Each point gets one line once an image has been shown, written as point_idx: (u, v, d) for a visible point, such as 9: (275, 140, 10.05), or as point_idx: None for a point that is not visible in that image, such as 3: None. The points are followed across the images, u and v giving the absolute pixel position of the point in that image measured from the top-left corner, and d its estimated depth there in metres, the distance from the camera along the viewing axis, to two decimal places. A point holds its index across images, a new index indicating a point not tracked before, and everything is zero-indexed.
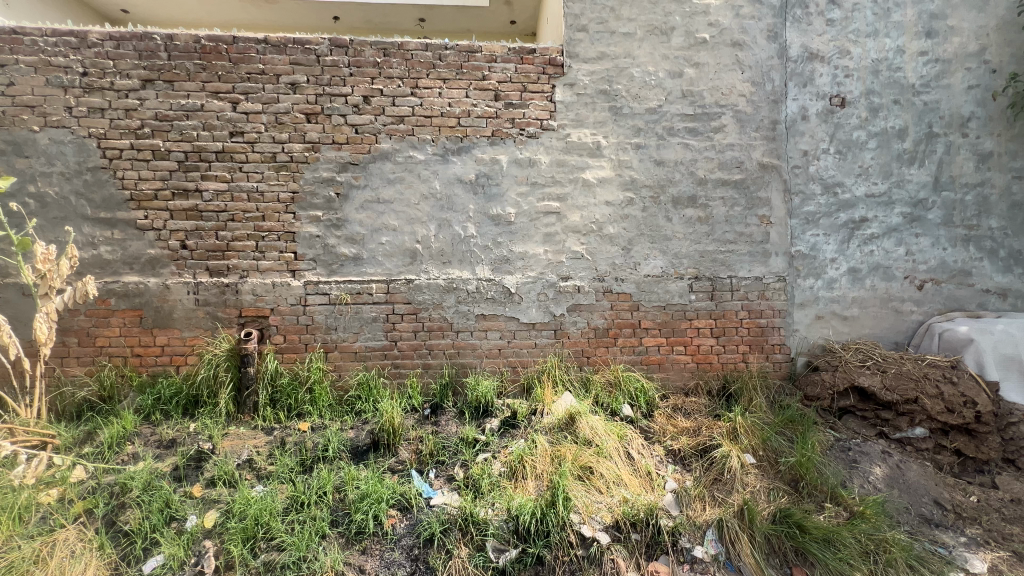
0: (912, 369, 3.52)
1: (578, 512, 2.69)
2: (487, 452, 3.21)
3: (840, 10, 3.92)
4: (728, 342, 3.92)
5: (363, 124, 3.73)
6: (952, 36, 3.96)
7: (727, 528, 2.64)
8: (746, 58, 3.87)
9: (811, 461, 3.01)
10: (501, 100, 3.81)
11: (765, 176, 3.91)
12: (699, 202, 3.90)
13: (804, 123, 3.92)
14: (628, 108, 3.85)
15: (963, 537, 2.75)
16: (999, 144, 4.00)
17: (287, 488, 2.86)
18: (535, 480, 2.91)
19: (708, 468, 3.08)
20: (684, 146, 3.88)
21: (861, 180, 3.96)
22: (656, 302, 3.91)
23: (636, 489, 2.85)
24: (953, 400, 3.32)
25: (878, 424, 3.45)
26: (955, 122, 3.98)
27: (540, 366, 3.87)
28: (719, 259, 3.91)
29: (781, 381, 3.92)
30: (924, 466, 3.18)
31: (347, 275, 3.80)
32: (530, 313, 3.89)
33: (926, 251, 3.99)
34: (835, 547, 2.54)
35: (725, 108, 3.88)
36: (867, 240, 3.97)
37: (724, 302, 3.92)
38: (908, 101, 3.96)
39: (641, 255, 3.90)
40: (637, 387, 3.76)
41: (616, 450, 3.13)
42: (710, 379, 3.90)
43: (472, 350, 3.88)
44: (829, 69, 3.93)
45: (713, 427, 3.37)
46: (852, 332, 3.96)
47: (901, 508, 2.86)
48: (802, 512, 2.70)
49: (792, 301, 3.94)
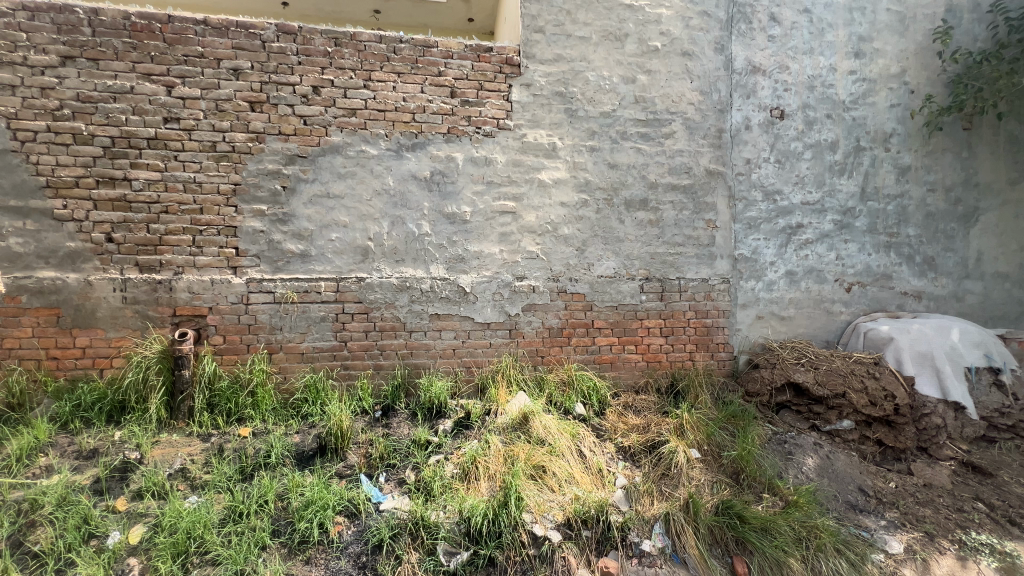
0: (841, 365, 3.75)
1: (530, 511, 2.69)
2: (440, 454, 3.16)
3: (780, 27, 4.15)
4: (676, 341, 4.06)
5: (312, 116, 3.59)
6: (878, 58, 4.28)
7: (674, 522, 2.72)
8: (695, 68, 4.03)
9: (751, 454, 3.16)
10: (457, 98, 3.77)
11: (711, 183, 4.08)
12: (650, 205, 4.01)
13: (747, 133, 4.13)
14: (583, 110, 3.91)
15: (883, 521, 2.95)
16: (917, 158, 4.36)
17: (224, 499, 2.70)
18: (487, 480, 2.88)
19: (656, 463, 3.16)
20: (637, 150, 3.98)
21: (798, 188, 4.21)
22: (608, 302, 3.99)
23: (587, 486, 2.89)
24: (875, 394, 3.56)
25: (810, 418, 3.65)
26: (879, 137, 4.30)
27: (494, 366, 3.86)
28: (668, 261, 4.05)
29: (724, 378, 4.10)
30: (850, 456, 3.39)
31: (293, 273, 3.63)
32: (485, 312, 3.86)
33: (854, 256, 4.30)
34: (771, 535, 2.68)
35: (675, 115, 4.01)
36: (803, 245, 4.22)
37: (672, 302, 4.05)
38: (839, 116, 4.25)
39: (595, 256, 3.97)
40: (590, 386, 3.82)
41: (568, 448, 3.16)
42: (659, 376, 4.03)
43: (426, 350, 3.81)
44: (770, 82, 4.15)
45: (662, 423, 3.47)
46: (788, 331, 4.21)
47: (830, 495, 3.05)
48: (742, 503, 2.83)
49: (734, 302, 4.13)
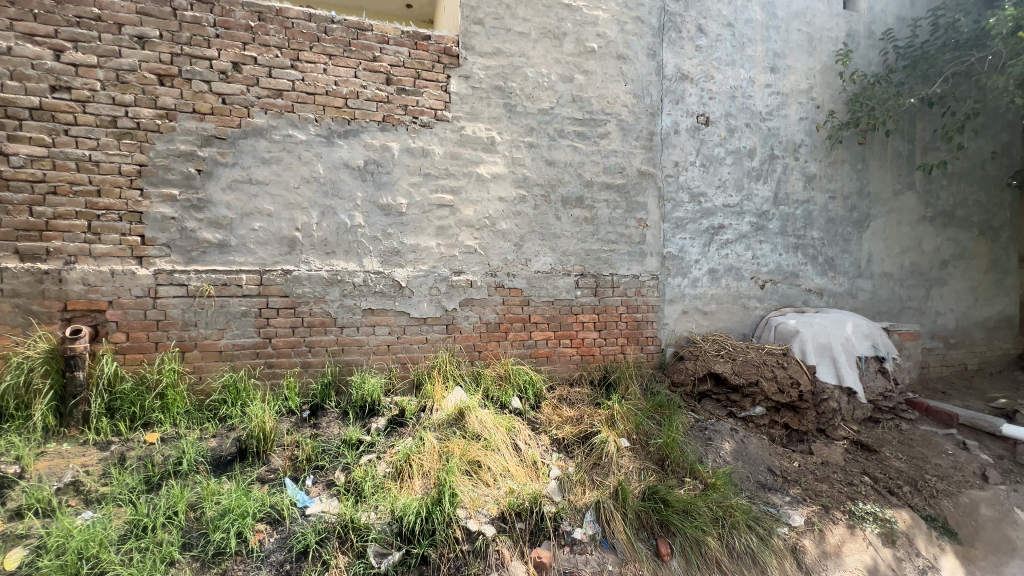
0: (755, 356, 4.05)
1: (464, 507, 2.67)
2: (372, 453, 3.06)
3: (706, 39, 4.40)
4: (609, 335, 4.21)
5: (231, 94, 3.32)
6: (790, 74, 4.66)
7: (604, 509, 2.81)
8: (629, 71, 4.17)
9: (675, 441, 3.33)
10: (393, 85, 3.65)
11: (643, 183, 4.25)
12: (585, 203, 4.12)
13: (676, 137, 4.34)
14: (522, 106, 3.93)
15: (787, 497, 3.21)
16: (821, 168, 4.80)
17: (125, 513, 2.44)
18: (422, 478, 2.83)
19: (588, 453, 3.26)
20: (573, 149, 4.06)
21: (719, 192, 4.50)
22: (545, 297, 4.05)
23: (521, 479, 2.92)
24: (783, 382, 3.87)
25: (728, 405, 3.91)
26: (790, 147, 4.69)
27: (431, 362, 3.79)
28: (602, 257, 4.18)
29: (652, 370, 4.31)
30: (761, 440, 3.67)
31: (210, 264, 3.35)
32: (421, 307, 3.78)
33: (767, 256, 4.67)
34: (692, 516, 2.83)
35: (610, 116, 4.14)
36: (724, 245, 4.52)
37: (606, 297, 4.20)
38: (757, 125, 4.59)
39: (533, 251, 4.02)
40: (526, 380, 3.86)
41: (503, 442, 3.18)
42: (593, 369, 4.15)
43: (358, 347, 3.67)
44: (696, 90, 4.39)
45: (594, 415, 3.58)
46: (710, 325, 4.50)
47: (743, 476, 3.29)
48: (666, 487, 2.97)
49: (663, 298, 4.35)
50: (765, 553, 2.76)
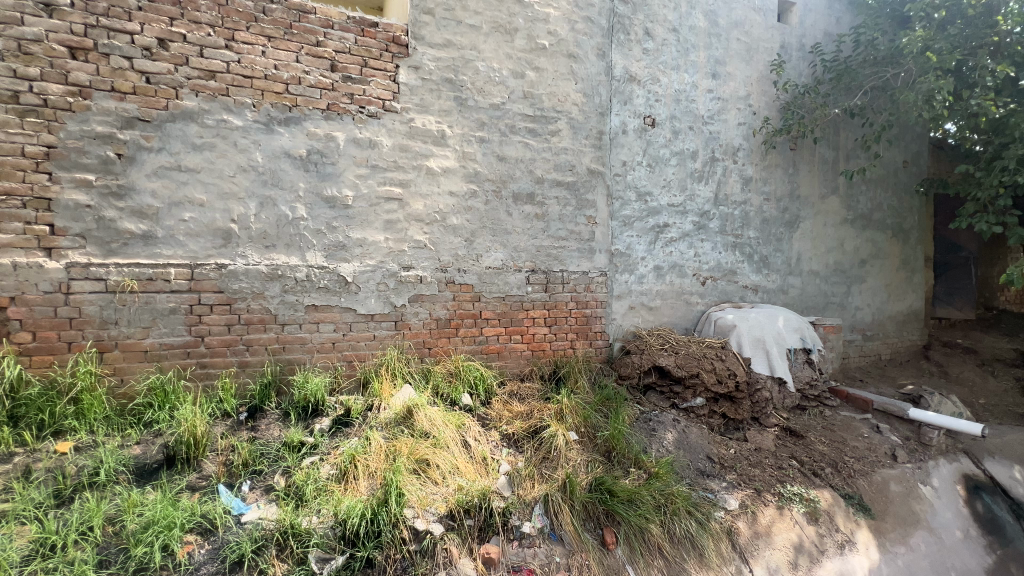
0: (696, 350, 4.22)
1: (412, 507, 2.62)
2: (315, 455, 2.94)
3: (653, 42, 4.54)
4: (559, 331, 4.28)
5: (157, 73, 3.07)
6: (729, 81, 4.90)
7: (552, 502, 2.84)
8: (579, 70, 4.23)
9: (621, 433, 3.42)
10: (338, 72, 3.51)
11: (592, 181, 4.33)
12: (536, 199, 4.14)
13: (624, 137, 4.45)
14: (473, 100, 3.89)
15: (724, 482, 3.38)
16: (757, 171, 5.08)
17: (30, 531, 2.20)
18: (367, 479, 2.75)
19: (538, 447, 3.29)
20: (524, 145, 4.07)
21: (665, 191, 4.66)
22: (496, 293, 4.05)
23: (471, 476, 2.90)
24: (721, 374, 4.06)
25: (671, 397, 4.07)
26: (729, 151, 4.93)
27: (378, 360, 3.69)
28: (553, 254, 4.22)
29: (601, 364, 4.43)
30: (701, 429, 3.84)
31: (132, 257, 3.09)
32: (368, 303, 3.67)
33: (708, 254, 4.89)
34: (636, 505, 2.91)
35: (561, 114, 4.18)
36: (668, 243, 4.70)
37: (556, 293, 4.25)
38: (699, 129, 4.78)
39: (483, 247, 3.99)
40: (477, 376, 3.84)
41: (453, 439, 3.15)
42: (543, 364, 4.20)
43: (301, 345, 3.51)
44: (643, 92, 4.52)
45: (544, 409, 3.62)
46: (655, 321, 4.67)
47: (684, 464, 3.42)
48: (612, 478, 3.04)
49: (611, 294, 4.46)
50: (703, 537, 2.89)
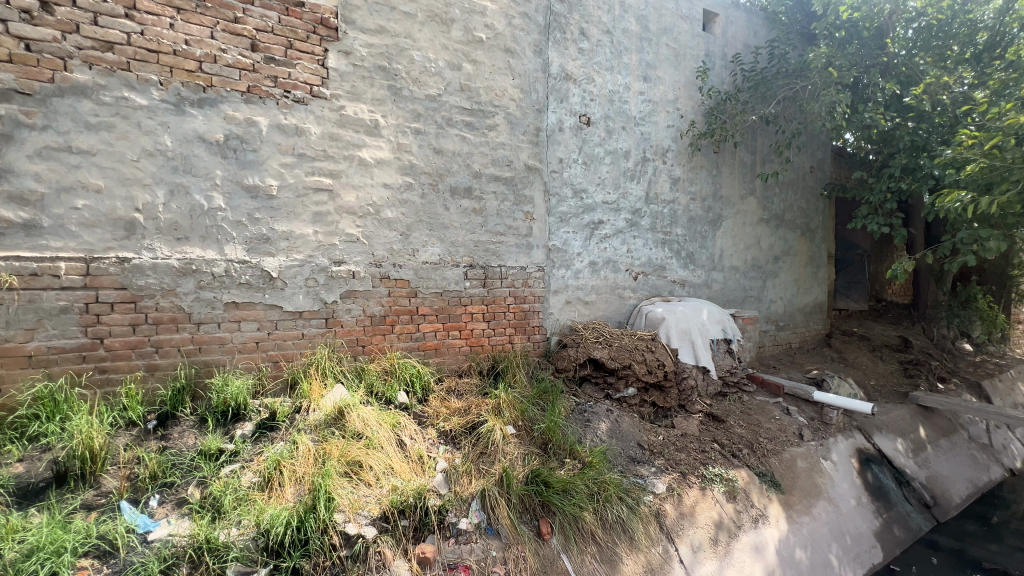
0: (628, 342, 4.39)
1: (342, 511, 2.52)
2: (235, 463, 2.74)
3: (588, 42, 4.64)
4: (497, 326, 4.29)
5: (40, 41, 2.71)
6: (659, 84, 5.12)
7: (489, 497, 2.84)
8: (517, 66, 4.23)
9: (557, 425, 3.48)
10: (259, 53, 3.28)
11: (530, 177, 4.37)
12: (474, 194, 4.11)
13: (560, 134, 4.52)
14: (408, 91, 3.78)
15: (653, 468, 3.54)
16: (685, 172, 5.36)
17: None
18: (294, 485, 2.61)
19: (476, 443, 3.27)
20: (461, 138, 4.02)
21: (599, 189, 4.80)
22: (433, 289, 3.98)
23: (406, 475, 2.83)
24: (651, 365, 4.24)
25: (605, 388, 4.21)
26: (659, 151, 5.16)
27: (307, 359, 3.50)
28: (491, 249, 4.22)
29: (538, 358, 4.50)
30: (633, 417, 3.99)
31: (11, 250, 2.71)
32: (296, 300, 3.47)
33: (640, 250, 5.11)
34: (570, 494, 2.98)
35: (498, 109, 4.17)
36: (603, 239, 4.84)
37: (494, 288, 4.26)
38: (631, 129, 4.96)
39: (420, 242, 3.91)
40: (413, 373, 3.75)
41: (387, 439, 3.06)
42: (481, 360, 4.20)
43: (220, 345, 3.26)
44: (579, 91, 4.61)
45: (481, 405, 3.61)
46: (590, 314, 4.81)
47: (617, 452, 3.55)
48: (548, 470, 3.09)
49: (548, 288, 4.54)
50: (633, 522, 3.00)
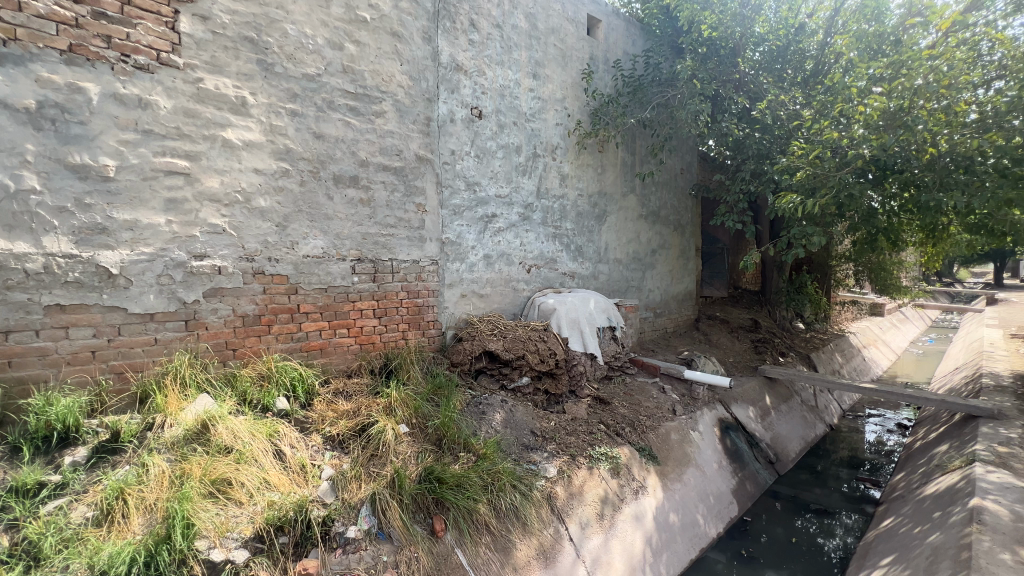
0: (522, 333, 4.48)
1: (206, 537, 2.24)
2: (62, 497, 2.30)
3: (478, 35, 4.61)
4: (389, 322, 4.13)
5: None
6: (548, 83, 5.28)
7: (379, 500, 2.71)
8: (404, 51, 4.07)
9: (452, 420, 3.44)
10: (85, 6, 2.75)
11: (421, 168, 4.25)
12: (360, 183, 3.88)
13: (452, 126, 4.45)
14: (281, 67, 3.44)
15: (545, 453, 3.67)
16: (573, 169, 5.61)
17: None
18: (143, 514, 2.27)
19: (365, 446, 3.11)
20: (345, 124, 3.77)
21: (492, 182, 4.83)
22: (316, 284, 3.69)
23: (285, 488, 2.61)
24: (544, 354, 4.38)
25: (500, 379, 4.27)
26: (549, 148, 5.34)
27: (162, 368, 3.04)
28: (381, 242, 4.03)
29: (434, 353, 4.42)
30: (527, 406, 4.10)
31: None
32: (145, 300, 2.99)
33: (532, 243, 5.26)
34: (464, 488, 2.97)
35: (386, 95, 3.98)
36: (496, 232, 4.89)
37: (385, 283, 4.08)
38: (522, 125, 5.06)
39: (299, 233, 3.59)
40: (295, 376, 3.45)
41: (262, 450, 2.78)
42: (372, 358, 4.01)
43: (39, 358, 2.69)
44: (470, 83, 4.58)
45: (372, 405, 3.43)
46: (485, 307, 4.84)
47: (510, 442, 3.61)
48: (442, 466, 3.04)
49: (442, 282, 4.47)
50: (526, 508, 3.08)
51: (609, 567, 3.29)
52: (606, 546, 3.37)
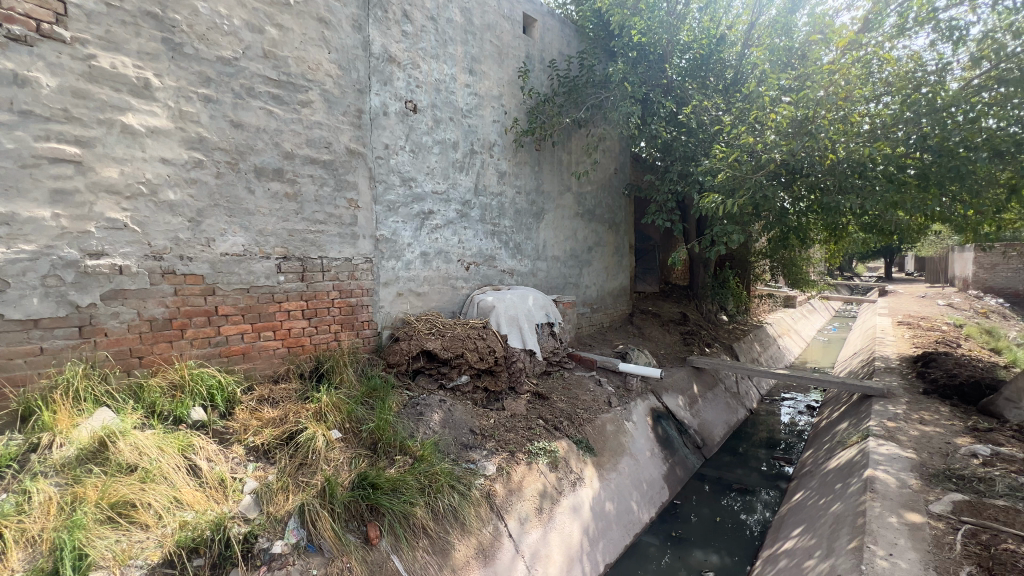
0: (460, 331, 4.42)
1: (104, 567, 2.01)
2: None
3: (412, 26, 4.49)
4: (319, 324, 3.93)
5: None
6: (484, 79, 5.26)
7: (308, 511, 2.57)
8: (332, 39, 3.88)
9: (388, 422, 3.34)
10: None
11: (353, 162, 4.07)
12: (285, 176, 3.65)
13: (385, 119, 4.30)
14: (192, 48, 3.15)
15: (485, 451, 3.65)
16: (510, 166, 5.63)
17: None
18: (24, 548, 2.00)
19: (293, 455, 2.94)
20: (267, 112, 3.52)
21: (429, 178, 4.73)
22: (236, 285, 3.43)
23: (201, 506, 2.40)
24: (483, 351, 4.36)
25: (438, 378, 4.20)
26: (486, 145, 5.31)
27: (49, 381, 2.70)
28: (309, 239, 3.83)
29: (369, 354, 4.28)
30: (466, 404, 4.05)
31: None
32: (28, 305, 2.63)
33: (471, 241, 5.22)
34: (400, 493, 2.89)
35: (312, 84, 3.77)
36: (433, 229, 4.80)
37: (314, 282, 3.88)
38: (459, 121, 5.00)
39: (216, 230, 3.32)
40: (213, 384, 3.19)
41: (173, 467, 2.54)
42: (302, 362, 3.80)
43: None
44: (404, 75, 4.44)
45: (300, 411, 3.24)
46: (423, 306, 4.75)
47: (449, 441, 3.56)
48: (377, 470, 2.94)
49: (377, 281, 4.32)
50: (464, 508, 3.04)
51: (548, 560, 3.34)
52: (545, 540, 3.41)
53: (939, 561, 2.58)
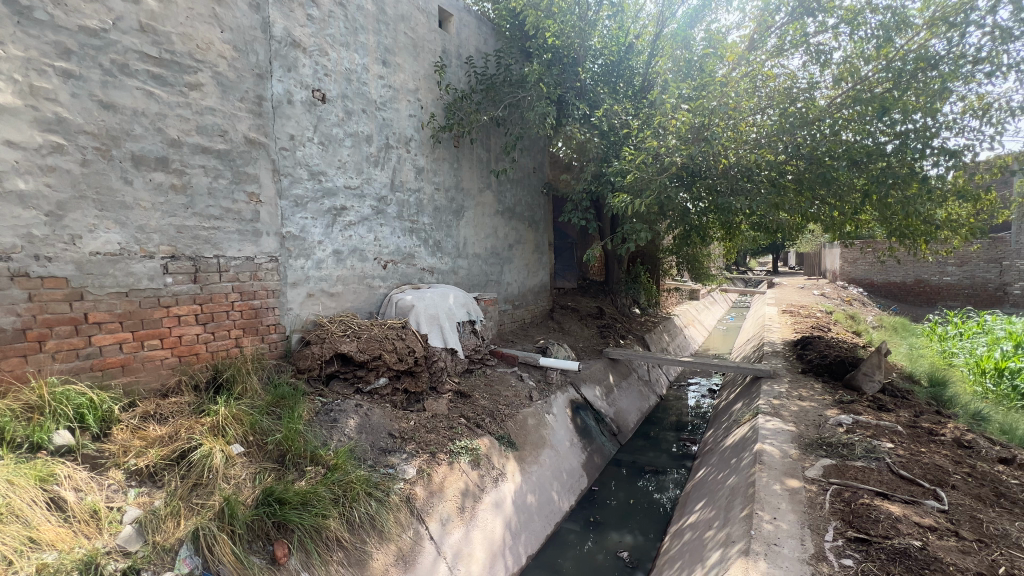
0: (378, 332, 4.26)
1: None
2: None
3: (318, 10, 4.23)
4: (216, 329, 3.58)
5: None
6: (399, 72, 5.09)
7: (203, 536, 2.33)
8: (225, 16, 3.54)
9: (297, 432, 3.13)
10: None
11: (252, 152, 3.75)
12: (171, 165, 3.27)
13: (289, 107, 4.01)
14: (45, 14, 2.71)
15: (404, 454, 3.55)
16: (428, 162, 5.52)
17: None
18: None
19: (186, 475, 2.66)
20: (146, 93, 3.13)
21: (340, 172, 4.49)
22: (111, 288, 3.02)
23: (65, 545, 2.08)
24: (402, 352, 4.23)
25: (354, 382, 4.01)
26: (402, 140, 5.16)
27: None
28: (202, 237, 3.47)
29: (277, 360, 3.98)
30: (384, 407, 3.91)
31: None
32: None
33: (387, 238, 5.04)
34: (310, 506, 2.72)
35: (202, 65, 3.41)
36: (347, 226, 4.57)
37: (209, 284, 3.52)
38: (372, 113, 4.80)
39: (83, 225, 2.89)
40: (82, 403, 2.78)
41: (29, 502, 2.18)
42: (196, 372, 3.43)
43: None
44: (310, 62, 4.17)
45: (194, 426, 2.93)
46: (337, 306, 4.51)
47: (366, 448, 3.42)
48: (284, 484, 2.75)
49: (284, 281, 4.03)
50: (383, 515, 2.93)
51: (470, 559, 3.32)
52: (467, 538, 3.40)
53: (813, 519, 2.94)
